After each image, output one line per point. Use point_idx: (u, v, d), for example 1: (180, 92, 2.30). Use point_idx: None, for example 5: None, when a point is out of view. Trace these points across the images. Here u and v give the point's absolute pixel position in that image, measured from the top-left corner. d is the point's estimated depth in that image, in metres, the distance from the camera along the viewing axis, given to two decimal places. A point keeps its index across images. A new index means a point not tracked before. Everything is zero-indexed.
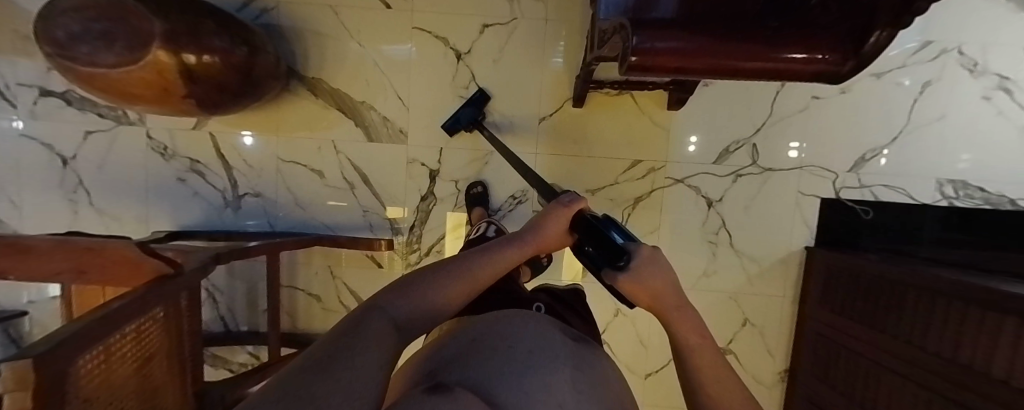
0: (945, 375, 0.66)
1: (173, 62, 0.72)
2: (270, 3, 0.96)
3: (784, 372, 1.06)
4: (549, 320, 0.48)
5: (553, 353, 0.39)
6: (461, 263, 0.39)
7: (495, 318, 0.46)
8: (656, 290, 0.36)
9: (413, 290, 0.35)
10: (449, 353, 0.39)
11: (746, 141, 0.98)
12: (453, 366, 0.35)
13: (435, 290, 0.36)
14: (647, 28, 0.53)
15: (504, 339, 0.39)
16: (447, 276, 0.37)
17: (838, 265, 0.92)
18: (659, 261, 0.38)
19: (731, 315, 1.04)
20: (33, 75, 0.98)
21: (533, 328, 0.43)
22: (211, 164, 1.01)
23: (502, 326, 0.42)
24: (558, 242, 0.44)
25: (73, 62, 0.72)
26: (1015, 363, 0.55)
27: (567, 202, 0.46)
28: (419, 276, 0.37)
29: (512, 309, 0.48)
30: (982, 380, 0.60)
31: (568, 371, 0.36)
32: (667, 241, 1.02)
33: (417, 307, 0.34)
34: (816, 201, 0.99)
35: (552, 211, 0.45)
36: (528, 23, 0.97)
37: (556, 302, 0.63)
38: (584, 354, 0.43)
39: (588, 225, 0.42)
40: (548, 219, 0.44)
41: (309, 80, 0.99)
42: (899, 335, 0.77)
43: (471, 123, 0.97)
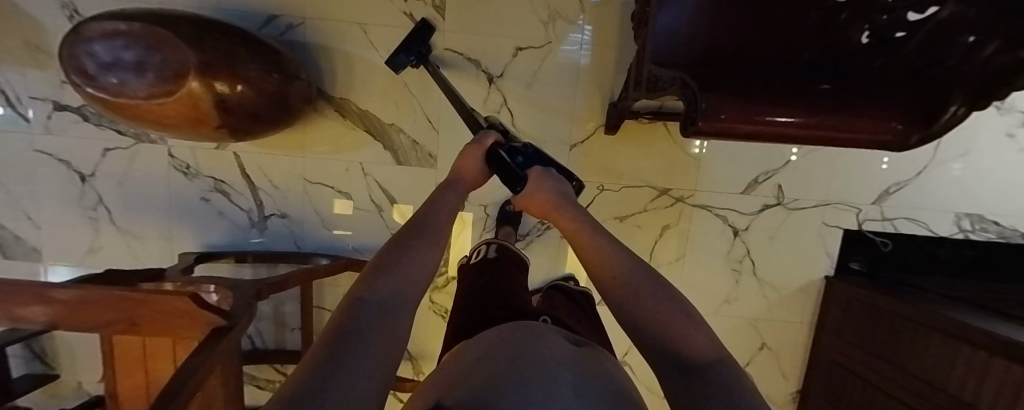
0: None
1: (205, 92, 0.69)
2: (296, 20, 0.92)
3: (795, 393, 1.11)
4: (555, 329, 0.46)
5: (561, 355, 0.34)
6: (429, 230, 0.37)
7: (499, 335, 0.43)
8: (542, 199, 0.42)
9: (395, 264, 0.32)
10: (456, 373, 0.34)
11: (774, 173, 0.99)
12: (456, 381, 0.31)
13: (415, 256, 0.34)
14: (705, 97, 0.55)
15: (509, 351, 0.36)
16: (423, 243, 0.35)
17: (855, 296, 0.95)
18: (548, 177, 0.44)
19: (750, 338, 1.08)
20: (46, 89, 0.94)
21: (540, 340, 0.39)
22: (236, 185, 1.00)
23: (504, 344, 0.39)
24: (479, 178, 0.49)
25: (106, 93, 0.69)
26: None
27: (478, 140, 0.50)
28: (393, 250, 0.34)
29: (513, 322, 0.47)
30: None
31: (578, 364, 0.33)
32: (691, 267, 1.05)
33: (405, 282, 0.31)
34: (839, 232, 1.01)
35: (468, 151, 0.49)
36: (562, 47, 0.95)
37: (565, 316, 0.66)
38: (590, 356, 0.39)
39: (498, 159, 0.48)
40: (465, 159, 0.48)
41: (335, 100, 0.96)
42: (916, 372, 0.80)
43: (417, 59, 0.90)
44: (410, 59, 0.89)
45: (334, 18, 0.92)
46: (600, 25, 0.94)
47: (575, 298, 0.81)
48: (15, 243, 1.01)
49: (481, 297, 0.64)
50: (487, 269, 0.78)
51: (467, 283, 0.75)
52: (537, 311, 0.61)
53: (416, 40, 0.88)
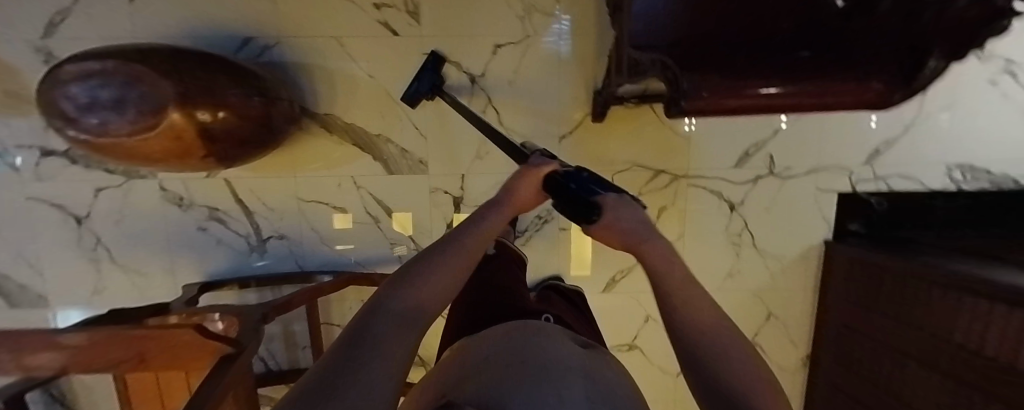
0: (971, 366, 0.70)
1: (189, 123, 0.70)
2: (270, 40, 0.92)
3: (806, 358, 1.12)
4: (560, 330, 0.49)
5: (566, 356, 0.36)
6: (458, 243, 0.37)
7: (503, 335, 0.45)
8: (627, 232, 0.34)
9: (420, 273, 0.32)
10: (462, 372, 0.36)
11: (763, 145, 0.99)
12: (463, 380, 0.33)
13: (440, 266, 0.33)
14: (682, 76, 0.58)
15: (516, 350, 0.37)
16: (450, 254, 0.35)
17: (855, 258, 0.96)
18: (627, 204, 0.36)
19: (756, 309, 1.09)
20: (31, 136, 0.94)
21: (544, 341, 0.41)
22: (231, 211, 1.00)
23: (510, 344, 0.40)
24: (531, 202, 0.46)
25: (88, 134, 0.68)
26: None
27: (533, 164, 0.47)
28: (422, 260, 0.34)
29: (516, 322, 0.49)
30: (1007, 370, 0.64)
31: (585, 367, 0.34)
32: (692, 245, 1.05)
33: (425, 291, 0.31)
34: (834, 196, 1.01)
35: (521, 174, 0.46)
36: (541, 40, 0.94)
37: (563, 314, 0.68)
38: (597, 356, 0.42)
39: (558, 184, 0.39)
40: (517, 181, 0.46)
41: (319, 116, 0.96)
42: (922, 326, 0.80)
43: (433, 89, 0.92)
44: (427, 89, 0.91)
45: (309, 34, 0.92)
46: (577, 14, 0.93)
47: (570, 297, 0.84)
48: (21, 292, 1.02)
49: (482, 293, 0.64)
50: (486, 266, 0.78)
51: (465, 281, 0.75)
52: (538, 309, 0.62)
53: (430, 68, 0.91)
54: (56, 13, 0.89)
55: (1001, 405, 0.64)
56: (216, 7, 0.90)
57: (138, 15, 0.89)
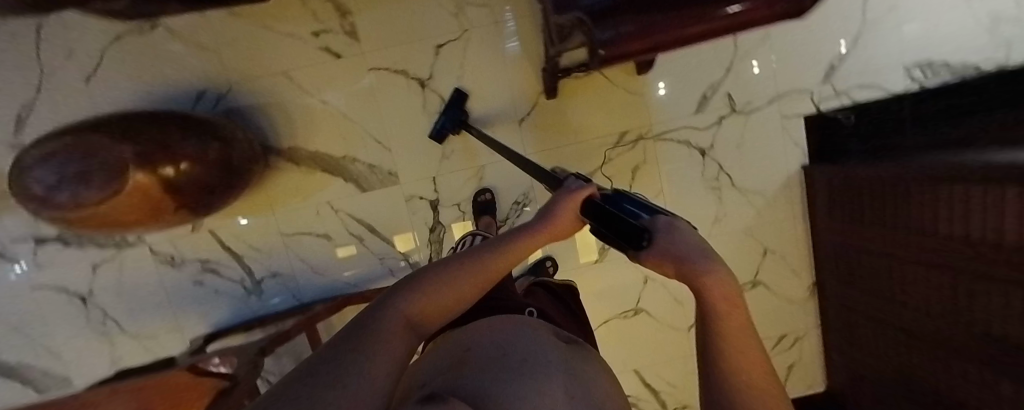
0: (945, 249, 0.69)
1: (154, 180, 0.73)
2: (224, 88, 0.96)
3: (812, 286, 1.12)
4: (544, 326, 0.51)
5: (548, 356, 0.39)
6: (474, 258, 0.35)
7: (488, 327, 0.47)
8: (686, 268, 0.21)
9: (428, 282, 0.32)
10: (449, 365, 0.38)
11: (719, 86, 0.99)
12: (450, 376, 0.35)
13: (449, 278, 0.33)
14: (612, 20, 0.55)
15: (499, 347, 0.40)
16: (462, 268, 0.34)
17: (835, 176, 0.96)
18: (690, 233, 0.23)
19: (751, 248, 1.08)
20: (22, 228, 0.98)
21: (525, 337, 0.44)
22: (222, 260, 1.03)
23: (499, 340, 0.42)
24: (569, 229, 0.37)
25: (60, 210, 0.70)
26: (984, 225, 0.60)
27: (577, 187, 0.38)
28: (434, 269, 0.34)
29: (501, 315, 0.52)
30: (966, 246, 0.64)
31: (568, 371, 0.38)
32: (672, 198, 1.05)
33: (430, 304, 0.31)
34: (801, 120, 1.01)
35: (563, 196, 0.37)
36: (478, 32, 0.96)
37: (549, 310, 0.68)
38: (577, 355, 0.45)
39: (601, 207, 0.27)
40: (557, 203, 0.37)
41: (285, 151, 0.99)
42: (899, 225, 0.80)
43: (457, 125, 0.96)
44: (449, 126, 0.96)
45: (259, 75, 0.96)
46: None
47: (559, 295, 0.80)
48: (45, 378, 1.06)
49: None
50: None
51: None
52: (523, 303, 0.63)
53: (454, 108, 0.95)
54: (21, 109, 0.93)
55: (965, 280, 0.65)
56: (167, 69, 0.94)
57: (97, 93, 0.94)
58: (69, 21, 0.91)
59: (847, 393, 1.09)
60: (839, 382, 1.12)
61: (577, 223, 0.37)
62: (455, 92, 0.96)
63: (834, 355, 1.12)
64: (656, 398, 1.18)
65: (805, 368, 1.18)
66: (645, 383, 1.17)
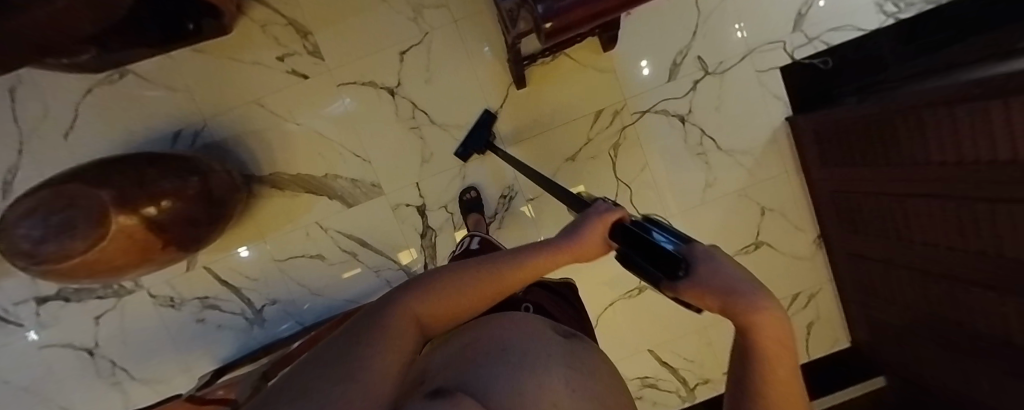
0: (938, 175, 0.67)
1: (137, 222, 0.73)
2: (199, 125, 0.97)
3: (818, 239, 1.08)
4: (544, 320, 0.48)
5: (549, 349, 0.39)
6: (489, 265, 0.35)
7: (482, 322, 0.43)
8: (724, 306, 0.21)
9: (439, 284, 0.34)
10: (451, 350, 0.39)
11: (688, 50, 0.99)
12: (451, 362, 0.36)
13: (460, 283, 0.34)
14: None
15: (499, 333, 0.40)
16: (473, 274, 0.35)
17: (821, 122, 0.93)
18: (730, 273, 0.22)
19: (748, 209, 1.06)
20: (23, 290, 1.00)
21: (526, 332, 0.41)
22: (221, 294, 1.03)
23: (499, 333, 0.40)
24: (597, 251, 0.34)
25: (47, 264, 0.70)
26: (976, 143, 0.58)
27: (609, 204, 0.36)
28: (448, 270, 0.35)
29: (490, 315, 0.45)
30: (961, 168, 0.62)
31: (566, 364, 0.37)
32: (659, 170, 1.04)
33: (438, 305, 0.33)
34: (777, 72, 1.00)
35: (592, 210, 0.36)
36: (439, 32, 0.96)
37: (548, 305, 0.66)
38: (577, 347, 0.44)
39: (635, 229, 0.27)
40: (583, 217, 0.35)
41: (267, 177, 0.99)
42: (891, 160, 0.78)
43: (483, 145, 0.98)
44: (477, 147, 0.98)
45: (231, 107, 0.97)
46: None
47: (560, 290, 0.75)
48: None
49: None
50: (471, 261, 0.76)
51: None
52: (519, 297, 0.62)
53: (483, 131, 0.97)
54: (8, 173, 0.96)
55: (965, 204, 0.62)
56: (142, 114, 0.96)
57: (79, 148, 0.95)
58: (45, 82, 0.94)
59: (872, 344, 1.05)
60: (862, 334, 1.07)
61: (606, 247, 0.34)
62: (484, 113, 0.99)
63: (852, 307, 1.07)
64: (675, 376, 1.14)
65: (826, 325, 1.13)
66: (663, 362, 1.14)
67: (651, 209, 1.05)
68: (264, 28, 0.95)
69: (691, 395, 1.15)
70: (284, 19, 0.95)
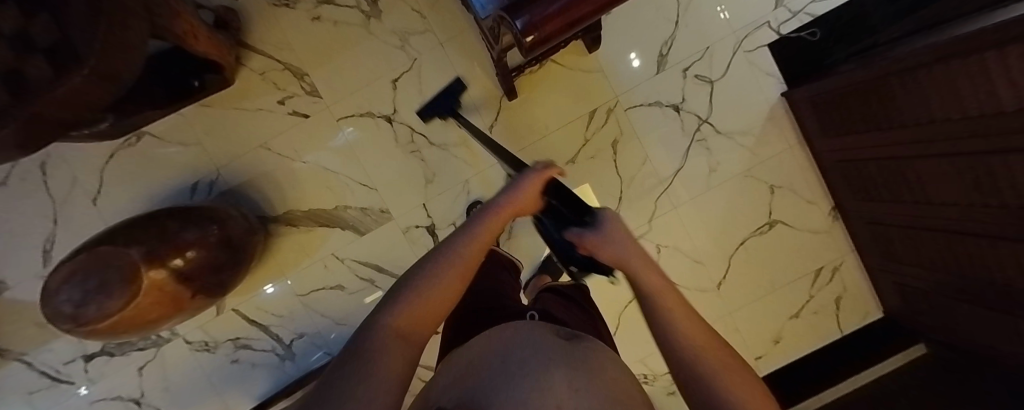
0: (944, 133, 0.66)
1: (165, 274, 0.78)
2: (213, 175, 1.02)
3: (833, 211, 1.06)
4: (543, 325, 0.46)
5: (547, 353, 0.35)
6: (450, 249, 0.35)
7: (484, 341, 0.41)
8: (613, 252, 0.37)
9: (414, 286, 0.32)
10: (450, 376, 0.35)
11: (673, 40, 1.00)
12: (451, 387, 0.32)
13: (434, 275, 0.33)
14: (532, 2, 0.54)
15: (494, 348, 0.37)
16: (440, 263, 0.34)
17: (817, 93, 0.92)
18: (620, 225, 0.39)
19: (756, 190, 1.04)
20: (71, 349, 1.06)
21: (528, 339, 0.38)
22: (251, 334, 1.07)
23: (500, 345, 0.37)
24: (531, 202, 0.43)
25: (89, 325, 0.75)
26: (978, 96, 0.57)
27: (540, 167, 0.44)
28: (417, 273, 0.33)
29: (494, 329, 0.44)
30: (967, 121, 0.60)
31: (566, 360, 0.33)
32: (661, 160, 1.04)
33: (419, 309, 0.31)
34: (764, 50, 1.00)
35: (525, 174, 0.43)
36: (427, 57, 1.00)
37: (557, 311, 0.64)
38: (581, 347, 0.40)
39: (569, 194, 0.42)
40: (520, 179, 0.42)
41: (280, 216, 1.03)
42: (896, 123, 0.76)
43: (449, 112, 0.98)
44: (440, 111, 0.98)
45: (241, 154, 1.01)
46: (446, 20, 0.99)
47: (569, 294, 0.75)
48: None
49: (471, 302, 0.64)
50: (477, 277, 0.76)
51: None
52: (526, 308, 0.61)
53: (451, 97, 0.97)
54: (46, 242, 1.03)
55: (974, 157, 0.61)
56: (160, 172, 1.01)
57: (107, 211, 1.02)
58: (71, 154, 1.01)
59: (906, 312, 1.01)
60: (894, 302, 1.04)
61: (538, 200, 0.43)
62: (456, 81, 0.98)
63: (878, 275, 1.04)
64: None
65: (856, 297, 1.09)
66: None
67: (657, 201, 1.05)
68: (262, 75, 1.00)
69: None
70: (280, 64, 1.00)
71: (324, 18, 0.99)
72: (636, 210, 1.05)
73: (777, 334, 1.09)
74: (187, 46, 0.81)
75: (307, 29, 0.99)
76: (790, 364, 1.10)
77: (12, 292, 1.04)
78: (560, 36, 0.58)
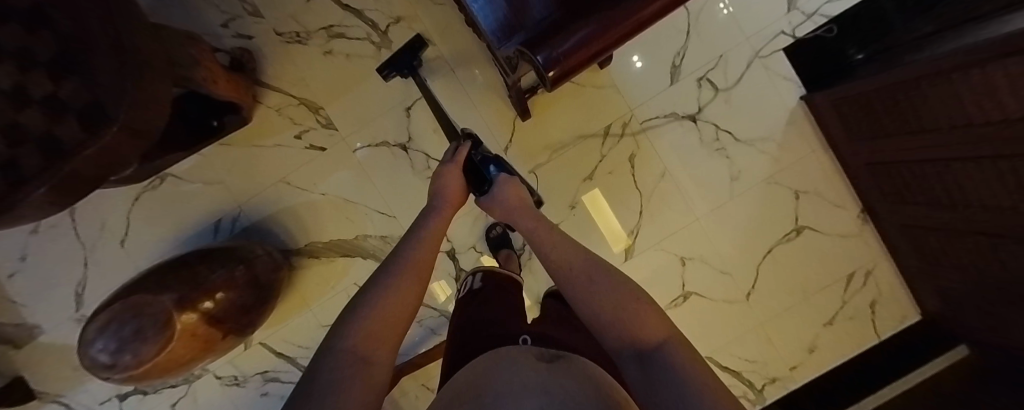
0: (980, 138, 0.64)
1: (196, 318, 0.79)
2: (235, 211, 1.03)
3: (863, 213, 1.03)
4: (529, 352, 0.47)
5: (519, 378, 0.35)
6: (404, 259, 0.41)
7: (475, 374, 0.42)
8: (503, 207, 0.57)
9: (371, 304, 0.35)
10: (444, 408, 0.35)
11: (686, 51, 0.99)
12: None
13: (391, 287, 0.37)
14: (547, 41, 0.55)
15: (477, 383, 0.37)
16: (397, 271, 0.39)
17: (840, 97, 0.90)
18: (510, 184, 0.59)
19: (781, 195, 1.02)
20: (106, 389, 1.08)
21: (507, 370, 0.38)
22: (279, 366, 1.07)
23: (483, 379, 0.38)
24: (458, 192, 0.59)
25: (124, 372, 0.76)
26: (1015, 101, 0.55)
27: (452, 160, 0.62)
28: (376, 281, 0.38)
29: (482, 361, 0.46)
30: (1004, 126, 0.58)
31: (539, 381, 0.34)
32: (680, 171, 1.02)
33: (384, 311, 0.34)
34: (781, 54, 0.98)
35: (446, 171, 0.60)
36: (439, 83, 1.00)
37: (555, 333, 0.62)
38: (559, 368, 0.40)
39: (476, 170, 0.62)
40: (444, 176, 0.59)
41: (302, 248, 1.04)
42: (928, 126, 0.74)
43: (410, 71, 0.94)
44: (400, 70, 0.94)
45: (261, 189, 1.03)
46: (456, 45, 1.00)
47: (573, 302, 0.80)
48: None
49: (474, 333, 0.61)
50: (475, 302, 0.74)
51: (461, 320, 0.69)
52: (518, 332, 0.58)
53: (409, 55, 0.92)
54: (78, 285, 1.05)
55: (1011, 163, 0.59)
56: (183, 211, 1.03)
57: (135, 252, 1.04)
58: (98, 198, 1.03)
59: (948, 315, 0.97)
60: (934, 305, 1.00)
61: (460, 188, 0.59)
62: (415, 38, 0.94)
63: (915, 278, 1.00)
64: (740, 380, 1.08)
65: (893, 300, 1.05)
66: (723, 367, 1.07)
67: (678, 213, 1.03)
68: (278, 111, 1.01)
69: (760, 396, 1.08)
70: (296, 99, 1.01)
71: (335, 51, 1.00)
72: (657, 222, 1.03)
73: (812, 343, 1.06)
74: (208, 91, 0.83)
75: (320, 64, 1.00)
76: (827, 373, 1.06)
77: (48, 335, 1.06)
78: (581, 67, 0.57)
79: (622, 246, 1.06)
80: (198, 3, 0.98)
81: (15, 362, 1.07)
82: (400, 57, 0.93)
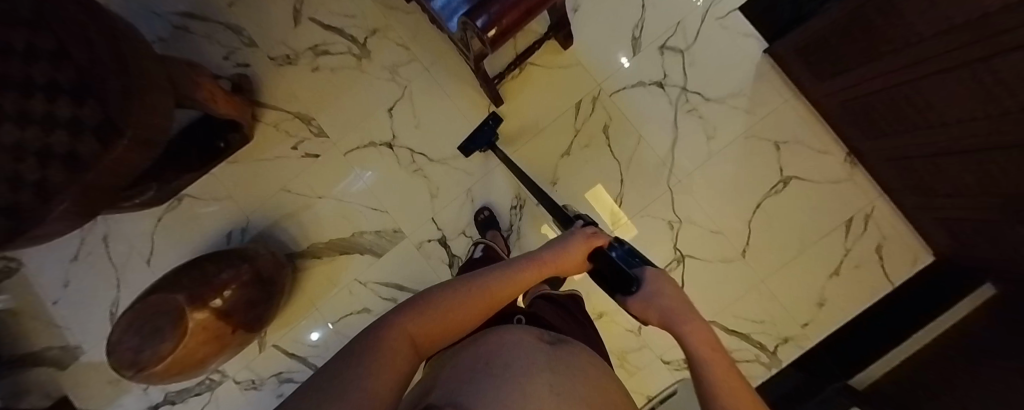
0: (940, 48, 0.63)
1: (208, 314, 0.87)
2: (243, 222, 1.12)
3: (849, 157, 1.01)
4: (530, 330, 0.49)
5: (530, 360, 0.39)
6: (481, 283, 0.43)
7: (481, 337, 0.46)
8: (654, 306, 0.47)
9: (432, 304, 0.38)
10: (456, 369, 0.40)
11: (643, 23, 1.04)
12: (455, 377, 0.37)
13: (457, 299, 0.40)
14: (483, 7, 0.61)
15: (484, 351, 0.41)
16: (467, 288, 0.41)
17: (801, 42, 0.91)
18: (663, 282, 0.49)
19: (761, 147, 1.02)
20: (138, 402, 1.16)
21: (519, 346, 0.42)
22: (291, 367, 1.12)
23: (493, 348, 0.42)
24: (572, 262, 0.54)
25: (148, 368, 0.83)
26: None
27: (587, 235, 0.57)
28: (448, 286, 0.41)
29: (492, 328, 0.49)
30: (961, 29, 0.57)
31: (549, 367, 0.38)
32: (655, 137, 1.04)
33: (433, 317, 0.37)
34: (737, 14, 1.02)
35: (574, 240, 0.56)
36: (417, 83, 1.08)
37: (546, 314, 0.64)
38: (563, 355, 0.43)
39: (612, 261, 0.54)
40: (569, 243, 0.55)
41: (305, 250, 1.11)
42: (890, 50, 0.73)
43: (487, 144, 1.03)
44: (481, 144, 1.02)
45: (265, 199, 1.11)
46: (429, 46, 1.08)
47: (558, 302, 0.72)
48: None
49: None
50: None
51: None
52: (512, 311, 0.61)
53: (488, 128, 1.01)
54: (112, 306, 1.15)
55: (978, 63, 0.57)
56: (199, 228, 1.13)
57: (158, 269, 1.13)
58: (126, 224, 1.15)
59: (956, 251, 0.92)
60: (941, 241, 0.95)
61: (576, 261, 0.54)
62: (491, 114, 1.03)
63: (916, 216, 0.96)
64: (750, 343, 1.04)
65: (899, 243, 1.01)
66: (730, 331, 1.03)
67: (659, 177, 1.04)
68: (276, 126, 1.11)
69: (775, 359, 1.03)
70: (290, 114, 1.11)
71: (322, 67, 1.10)
72: (638, 190, 1.05)
73: (820, 295, 1.02)
74: (210, 110, 0.92)
75: (310, 79, 1.10)
76: (841, 328, 1.01)
77: (87, 355, 1.16)
78: (518, 25, 0.62)
79: (611, 217, 1.06)
80: (203, 41, 1.11)
81: (61, 383, 1.17)
82: (482, 132, 1.02)
